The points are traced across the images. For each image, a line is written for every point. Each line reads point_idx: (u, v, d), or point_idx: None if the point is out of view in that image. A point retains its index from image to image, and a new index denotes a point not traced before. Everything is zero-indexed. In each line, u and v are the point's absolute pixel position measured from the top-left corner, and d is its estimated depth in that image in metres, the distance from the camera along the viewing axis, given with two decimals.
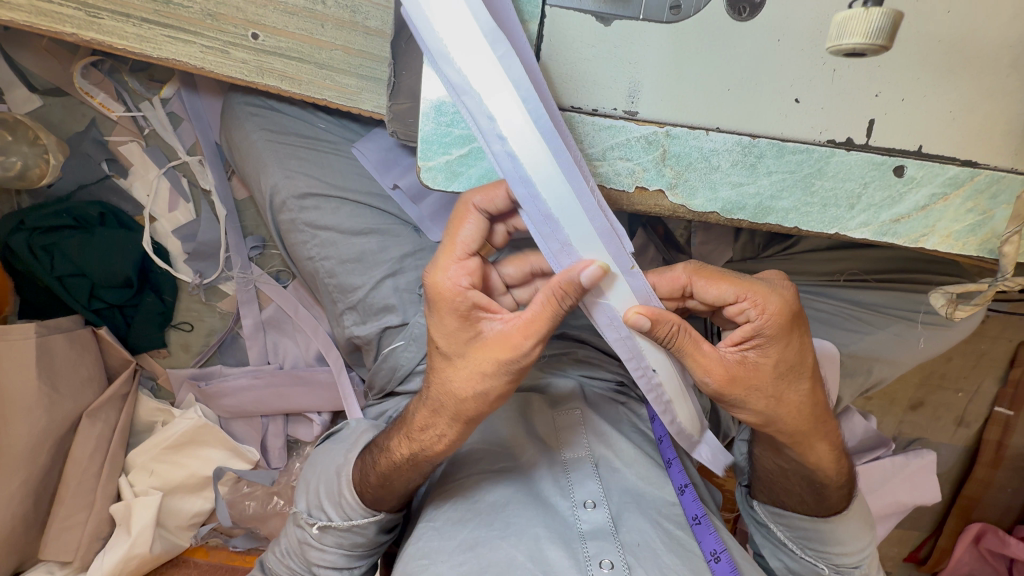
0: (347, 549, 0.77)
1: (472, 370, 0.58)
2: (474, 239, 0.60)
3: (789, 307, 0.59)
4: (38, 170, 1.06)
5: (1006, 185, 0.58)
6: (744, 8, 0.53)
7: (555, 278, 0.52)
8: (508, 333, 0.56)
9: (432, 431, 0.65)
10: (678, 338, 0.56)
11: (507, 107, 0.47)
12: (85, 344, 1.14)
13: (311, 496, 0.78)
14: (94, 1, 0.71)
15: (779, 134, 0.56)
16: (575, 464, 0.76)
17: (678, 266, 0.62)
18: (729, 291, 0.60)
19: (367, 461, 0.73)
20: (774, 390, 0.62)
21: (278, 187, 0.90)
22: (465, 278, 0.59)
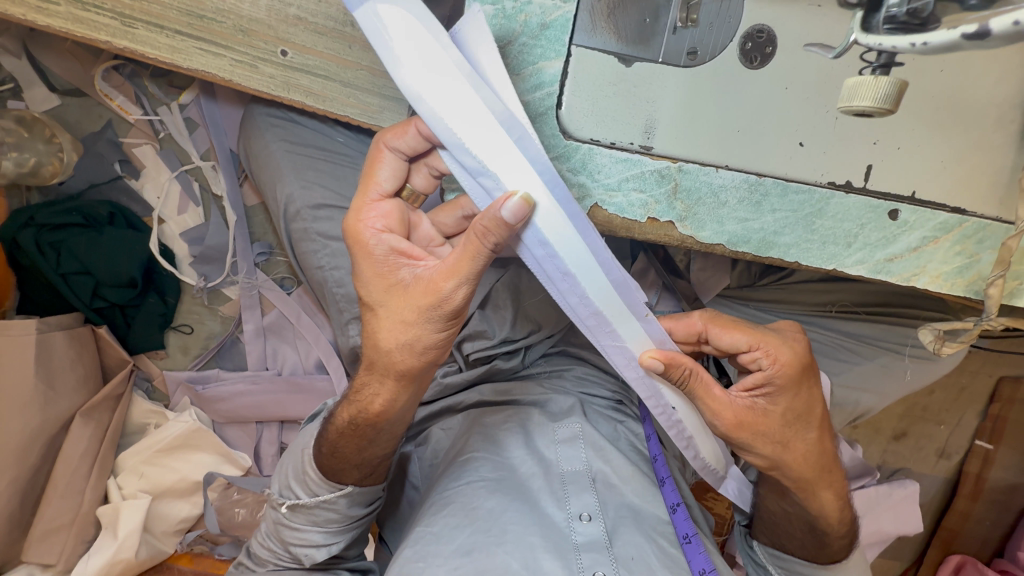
0: (321, 525, 0.74)
1: (394, 319, 0.59)
2: (392, 179, 0.63)
3: (800, 359, 0.62)
4: (50, 168, 1.08)
5: (992, 232, 0.62)
6: (755, 56, 0.56)
7: (474, 224, 0.51)
8: (431, 279, 0.56)
9: (369, 390, 0.66)
10: (689, 382, 0.59)
11: (524, 180, 0.52)
12: (84, 342, 1.14)
13: (283, 476, 0.77)
14: (129, 11, 0.73)
15: (783, 173, 0.59)
16: (572, 477, 0.77)
17: (694, 312, 0.64)
18: (742, 340, 0.62)
19: (320, 433, 0.73)
20: (781, 436, 0.64)
21: (293, 196, 0.93)
22: (380, 221, 0.62)
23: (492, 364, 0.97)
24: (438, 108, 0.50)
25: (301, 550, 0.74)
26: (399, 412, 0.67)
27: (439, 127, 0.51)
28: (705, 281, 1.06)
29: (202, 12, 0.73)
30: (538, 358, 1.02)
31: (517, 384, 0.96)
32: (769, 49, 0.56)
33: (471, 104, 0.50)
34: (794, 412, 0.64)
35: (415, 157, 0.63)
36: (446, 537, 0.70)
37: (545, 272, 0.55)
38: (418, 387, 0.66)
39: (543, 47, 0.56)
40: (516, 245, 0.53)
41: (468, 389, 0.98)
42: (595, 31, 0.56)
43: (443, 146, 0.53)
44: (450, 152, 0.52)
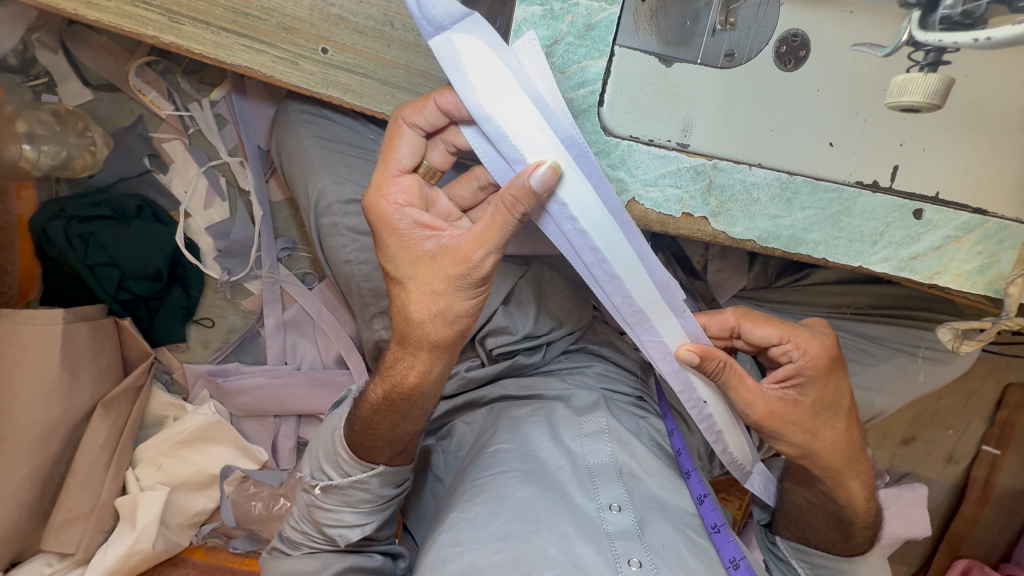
0: (354, 505, 0.76)
1: (424, 290, 0.61)
2: (411, 155, 0.64)
3: (828, 351, 0.65)
4: (81, 161, 1.10)
5: (1012, 233, 0.64)
6: (789, 60, 0.59)
7: (503, 190, 0.54)
8: (458, 247, 0.58)
9: (404, 363, 0.68)
10: (724, 373, 0.61)
11: (579, 192, 0.55)
12: (107, 333, 1.15)
13: (314, 459, 0.79)
14: (177, 8, 0.75)
15: (813, 173, 0.61)
16: (599, 470, 0.79)
17: (727, 308, 0.66)
18: (774, 333, 0.65)
19: (353, 413, 0.75)
20: (811, 425, 0.66)
21: (325, 191, 0.95)
22: (402, 196, 0.63)
23: (515, 359, 0.99)
24: (502, 124, 0.53)
25: (335, 530, 0.75)
26: (432, 384, 0.69)
27: (505, 144, 0.54)
28: (721, 283, 1.08)
29: (247, 10, 0.76)
30: (558, 355, 1.04)
31: (539, 379, 0.97)
32: (803, 52, 0.58)
33: (533, 121, 0.53)
34: (823, 403, 0.66)
35: (432, 133, 0.65)
36: (479, 526, 0.71)
37: (592, 275, 0.58)
38: (450, 356, 0.67)
39: (588, 47, 0.58)
40: (538, 214, 0.55)
41: (490, 384, 0.99)
42: (638, 32, 0.58)
43: (470, 125, 0.56)
44: (510, 165, 0.56)
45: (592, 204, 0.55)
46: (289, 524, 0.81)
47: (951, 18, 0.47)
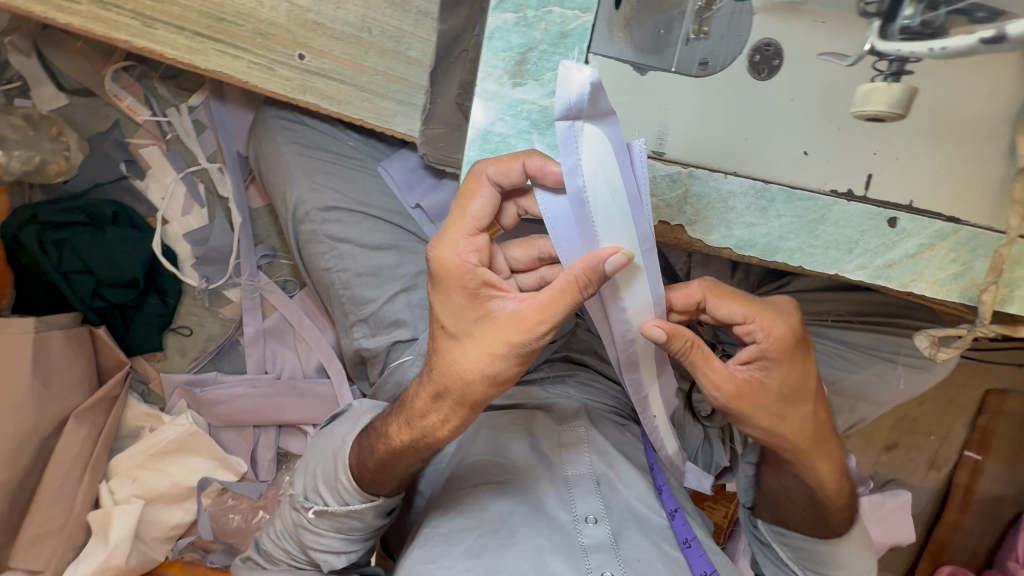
0: (344, 533, 0.76)
1: (480, 351, 0.55)
2: (485, 213, 0.57)
3: (794, 332, 0.64)
4: (56, 166, 1.07)
5: (984, 241, 0.65)
6: (763, 69, 0.59)
7: (576, 266, 0.51)
8: (523, 314, 0.53)
9: (435, 417, 0.62)
10: (690, 353, 0.59)
11: (631, 278, 0.57)
12: (81, 342, 1.12)
13: (309, 479, 0.78)
14: (149, 12, 0.74)
15: (788, 181, 0.62)
16: (577, 480, 0.78)
17: (694, 283, 0.64)
18: (739, 311, 0.64)
19: (363, 448, 0.72)
20: (779, 409, 0.66)
21: (302, 199, 0.95)
22: (473, 257, 0.56)
23: None
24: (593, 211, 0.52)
25: (321, 556, 0.76)
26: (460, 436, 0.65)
27: (586, 227, 0.53)
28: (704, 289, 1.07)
29: (221, 14, 0.74)
30: (540, 363, 1.02)
31: (522, 389, 0.95)
32: (777, 61, 0.58)
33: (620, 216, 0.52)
34: (788, 386, 0.65)
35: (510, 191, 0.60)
36: (453, 540, 0.71)
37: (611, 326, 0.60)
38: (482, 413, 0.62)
39: (562, 54, 0.58)
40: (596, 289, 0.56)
41: None
42: (613, 40, 0.59)
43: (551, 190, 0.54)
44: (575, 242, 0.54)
45: (634, 271, 0.56)
46: (274, 543, 0.81)
47: (907, 28, 0.46)
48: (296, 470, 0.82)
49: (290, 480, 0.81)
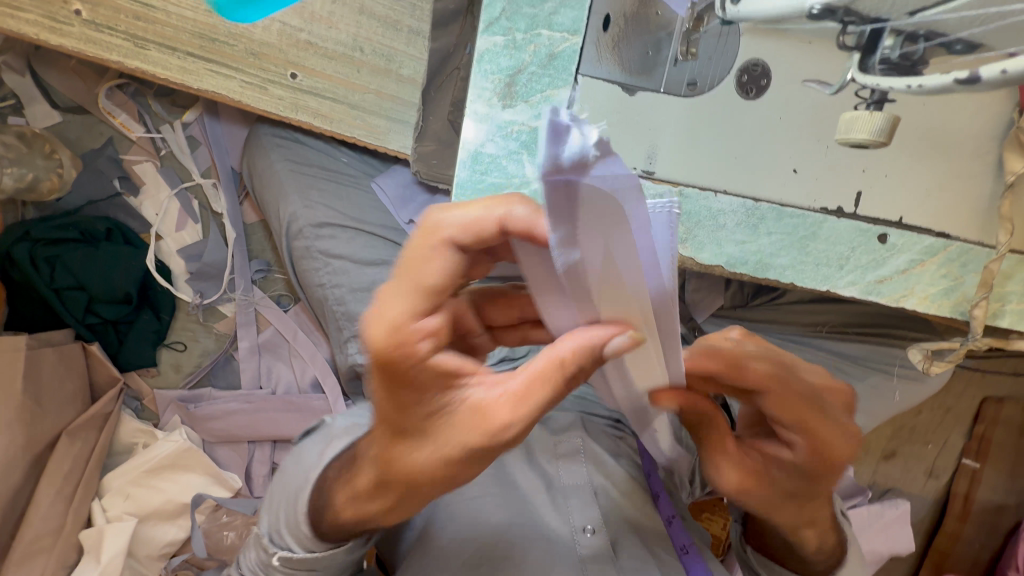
0: (319, 573, 0.67)
1: (438, 452, 0.47)
2: (446, 278, 0.44)
3: (839, 455, 0.52)
4: (49, 183, 1.07)
5: (975, 256, 0.65)
6: (751, 89, 0.59)
7: (562, 349, 0.42)
8: (490, 411, 0.45)
9: (384, 502, 0.54)
10: (704, 423, 0.53)
11: None
12: (73, 359, 1.11)
13: (273, 517, 0.67)
14: (141, 33, 0.74)
15: (779, 199, 0.62)
16: (574, 491, 0.78)
17: (750, 348, 0.50)
18: (793, 415, 0.51)
19: (324, 497, 0.60)
20: (785, 515, 0.58)
21: (296, 215, 0.95)
22: (428, 343, 0.43)
23: None
24: None
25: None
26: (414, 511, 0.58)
27: None
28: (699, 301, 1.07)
29: (213, 35, 0.75)
30: None
31: None
32: (765, 81, 0.59)
33: None
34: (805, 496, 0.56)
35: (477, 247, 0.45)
36: (451, 555, 0.70)
37: None
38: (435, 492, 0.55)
39: (551, 76, 0.59)
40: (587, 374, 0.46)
41: None
42: (601, 62, 0.59)
43: None
44: None
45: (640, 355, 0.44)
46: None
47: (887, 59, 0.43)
48: (260, 502, 0.71)
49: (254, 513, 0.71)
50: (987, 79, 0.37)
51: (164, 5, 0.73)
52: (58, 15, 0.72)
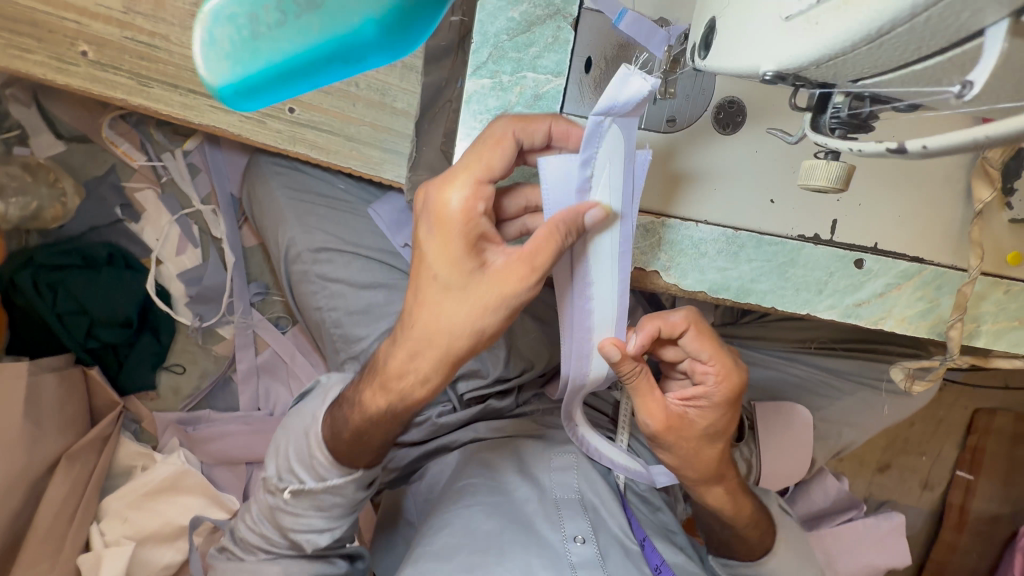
0: (326, 510, 0.78)
1: (473, 305, 0.57)
2: (502, 165, 0.57)
3: (739, 388, 0.70)
4: (52, 211, 1.09)
5: (949, 279, 0.67)
6: (728, 124, 0.62)
7: (560, 218, 0.55)
8: (513, 266, 0.56)
9: (411, 374, 0.64)
10: (637, 377, 0.66)
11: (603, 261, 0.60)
12: (74, 383, 1.12)
13: (282, 460, 0.80)
14: (145, 71, 0.77)
15: (757, 228, 0.64)
16: (565, 503, 0.86)
17: (680, 314, 0.67)
18: (707, 352, 0.69)
19: (336, 421, 0.75)
20: (696, 444, 0.73)
21: (294, 241, 0.98)
22: (481, 202, 0.57)
23: (487, 404, 1.02)
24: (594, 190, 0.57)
25: (304, 536, 0.79)
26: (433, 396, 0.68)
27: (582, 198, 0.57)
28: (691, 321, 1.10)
29: None
30: (529, 396, 1.08)
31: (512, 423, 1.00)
32: (740, 117, 0.62)
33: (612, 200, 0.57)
34: (715, 428, 0.72)
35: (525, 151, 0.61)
36: (445, 560, 0.77)
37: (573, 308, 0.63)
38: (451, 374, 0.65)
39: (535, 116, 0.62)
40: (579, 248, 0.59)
41: (462, 430, 1.01)
42: (583, 101, 0.61)
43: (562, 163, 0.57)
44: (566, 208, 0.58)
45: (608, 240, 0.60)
46: (255, 529, 0.82)
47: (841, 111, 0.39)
48: (268, 452, 0.83)
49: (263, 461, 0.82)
50: (907, 154, 0.32)
51: (167, 45, 0.76)
52: (65, 56, 0.75)
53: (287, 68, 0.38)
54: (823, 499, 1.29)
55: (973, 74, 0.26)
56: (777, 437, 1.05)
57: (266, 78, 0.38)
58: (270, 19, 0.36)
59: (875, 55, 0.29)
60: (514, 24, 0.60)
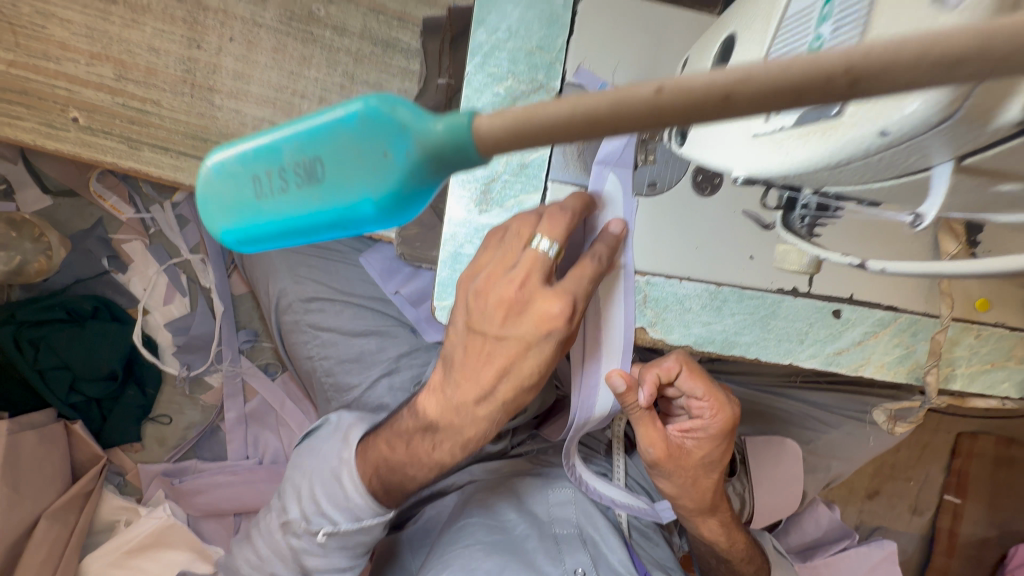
0: (350, 550, 0.79)
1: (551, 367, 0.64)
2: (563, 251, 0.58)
3: (733, 421, 0.70)
4: (36, 265, 1.08)
5: (922, 326, 0.70)
6: (706, 186, 0.65)
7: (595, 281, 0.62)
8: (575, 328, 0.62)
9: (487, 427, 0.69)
10: (637, 410, 0.67)
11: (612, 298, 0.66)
12: (55, 440, 1.08)
13: (305, 502, 0.78)
14: (136, 136, 0.78)
15: (739, 283, 0.67)
16: (565, 537, 0.89)
17: (672, 356, 0.69)
18: (701, 388, 0.69)
19: (377, 468, 0.75)
20: (693, 472, 0.73)
21: (286, 291, 0.99)
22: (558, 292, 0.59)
23: (482, 449, 1.03)
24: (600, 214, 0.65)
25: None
26: None
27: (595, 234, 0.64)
28: None
29: (205, 135, 0.79)
30: (524, 438, 1.10)
31: (508, 465, 1.02)
32: (717, 180, 0.65)
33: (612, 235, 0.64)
34: (711, 458, 0.72)
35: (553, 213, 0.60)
36: None
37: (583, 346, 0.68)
38: None
39: (523, 183, 0.64)
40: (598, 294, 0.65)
41: (459, 472, 1.04)
42: (568, 168, 0.65)
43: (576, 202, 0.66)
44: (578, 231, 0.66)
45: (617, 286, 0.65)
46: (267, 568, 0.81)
47: (809, 204, 0.50)
48: (288, 495, 0.80)
49: (283, 503, 0.80)
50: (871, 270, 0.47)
51: (158, 110, 0.77)
52: (55, 123, 0.76)
53: (289, 228, 0.30)
54: (816, 529, 1.30)
55: (925, 207, 0.33)
56: (769, 472, 1.06)
57: (266, 235, 0.31)
58: (273, 183, 0.29)
59: (838, 177, 0.33)
60: (500, 98, 0.60)
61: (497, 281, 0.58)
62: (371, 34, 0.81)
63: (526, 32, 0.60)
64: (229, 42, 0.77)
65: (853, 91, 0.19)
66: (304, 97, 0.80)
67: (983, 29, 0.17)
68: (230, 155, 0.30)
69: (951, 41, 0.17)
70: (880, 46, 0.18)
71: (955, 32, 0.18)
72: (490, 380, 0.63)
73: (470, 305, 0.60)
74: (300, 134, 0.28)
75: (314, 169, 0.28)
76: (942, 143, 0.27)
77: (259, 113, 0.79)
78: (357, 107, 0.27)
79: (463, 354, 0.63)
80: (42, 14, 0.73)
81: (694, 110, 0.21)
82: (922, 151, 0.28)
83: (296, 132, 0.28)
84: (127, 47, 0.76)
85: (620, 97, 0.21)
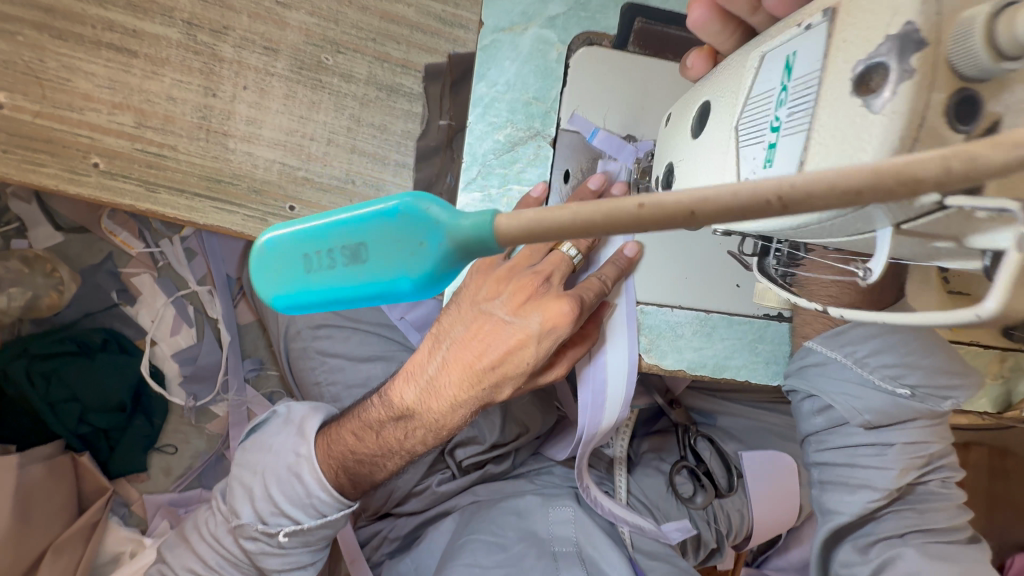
0: (312, 545, 0.85)
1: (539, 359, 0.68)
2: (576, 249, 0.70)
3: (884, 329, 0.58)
4: (48, 299, 1.12)
5: None
6: None
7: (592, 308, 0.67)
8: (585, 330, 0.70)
9: (458, 418, 0.73)
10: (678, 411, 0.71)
11: (614, 333, 0.71)
12: (62, 472, 1.09)
13: (261, 505, 0.82)
14: (154, 179, 0.81)
15: (727, 309, 0.71)
16: (563, 554, 0.92)
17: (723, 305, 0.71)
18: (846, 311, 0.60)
19: (342, 459, 0.81)
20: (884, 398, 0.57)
21: (294, 319, 1.03)
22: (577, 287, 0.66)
23: (485, 470, 1.07)
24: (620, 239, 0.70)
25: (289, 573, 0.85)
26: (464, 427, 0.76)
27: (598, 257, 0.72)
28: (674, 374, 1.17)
29: (220, 176, 0.82)
30: (527, 457, 1.12)
31: (510, 485, 1.05)
32: None
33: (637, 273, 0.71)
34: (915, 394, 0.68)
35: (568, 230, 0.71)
36: None
37: (587, 373, 0.73)
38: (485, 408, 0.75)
39: None
40: (603, 320, 0.70)
41: (461, 494, 1.07)
42: None
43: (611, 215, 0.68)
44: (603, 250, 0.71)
45: (614, 315, 0.70)
46: (219, 574, 0.87)
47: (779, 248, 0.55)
48: (238, 498, 0.84)
49: (235, 507, 0.84)
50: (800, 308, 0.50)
51: (174, 154, 0.81)
52: (77, 168, 0.78)
53: (332, 297, 0.32)
54: None
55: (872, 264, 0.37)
56: (767, 485, 1.09)
57: (316, 302, 0.33)
58: (322, 261, 0.32)
59: (801, 234, 0.38)
60: (499, 144, 0.65)
61: (520, 271, 0.69)
62: (376, 80, 0.86)
63: (523, 84, 0.65)
64: (244, 90, 0.82)
65: (786, 213, 0.23)
66: (314, 140, 0.85)
67: (876, 169, 0.21)
68: (283, 233, 0.33)
69: (847, 181, 0.21)
70: (805, 182, 0.22)
71: (858, 171, 0.21)
72: (484, 365, 0.67)
73: (483, 291, 0.69)
74: (347, 221, 0.31)
75: (358, 252, 0.31)
76: (881, 215, 0.33)
77: (271, 155, 0.84)
78: (397, 202, 0.30)
79: (464, 337, 0.68)
80: (66, 68, 0.78)
81: (662, 225, 0.24)
82: (864, 218, 0.33)
83: (343, 221, 0.31)
84: (146, 97, 0.80)
85: (608, 212, 0.25)
